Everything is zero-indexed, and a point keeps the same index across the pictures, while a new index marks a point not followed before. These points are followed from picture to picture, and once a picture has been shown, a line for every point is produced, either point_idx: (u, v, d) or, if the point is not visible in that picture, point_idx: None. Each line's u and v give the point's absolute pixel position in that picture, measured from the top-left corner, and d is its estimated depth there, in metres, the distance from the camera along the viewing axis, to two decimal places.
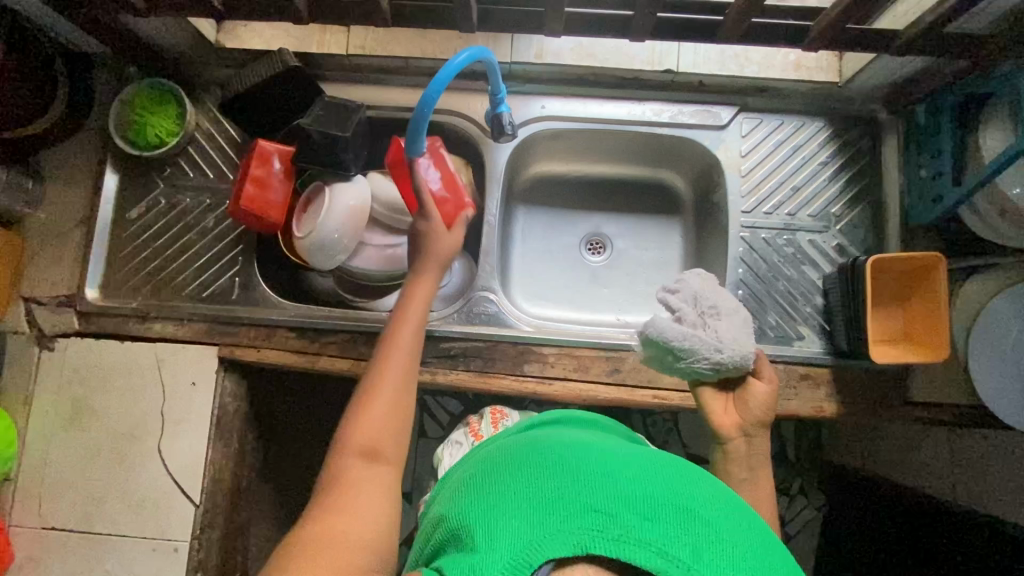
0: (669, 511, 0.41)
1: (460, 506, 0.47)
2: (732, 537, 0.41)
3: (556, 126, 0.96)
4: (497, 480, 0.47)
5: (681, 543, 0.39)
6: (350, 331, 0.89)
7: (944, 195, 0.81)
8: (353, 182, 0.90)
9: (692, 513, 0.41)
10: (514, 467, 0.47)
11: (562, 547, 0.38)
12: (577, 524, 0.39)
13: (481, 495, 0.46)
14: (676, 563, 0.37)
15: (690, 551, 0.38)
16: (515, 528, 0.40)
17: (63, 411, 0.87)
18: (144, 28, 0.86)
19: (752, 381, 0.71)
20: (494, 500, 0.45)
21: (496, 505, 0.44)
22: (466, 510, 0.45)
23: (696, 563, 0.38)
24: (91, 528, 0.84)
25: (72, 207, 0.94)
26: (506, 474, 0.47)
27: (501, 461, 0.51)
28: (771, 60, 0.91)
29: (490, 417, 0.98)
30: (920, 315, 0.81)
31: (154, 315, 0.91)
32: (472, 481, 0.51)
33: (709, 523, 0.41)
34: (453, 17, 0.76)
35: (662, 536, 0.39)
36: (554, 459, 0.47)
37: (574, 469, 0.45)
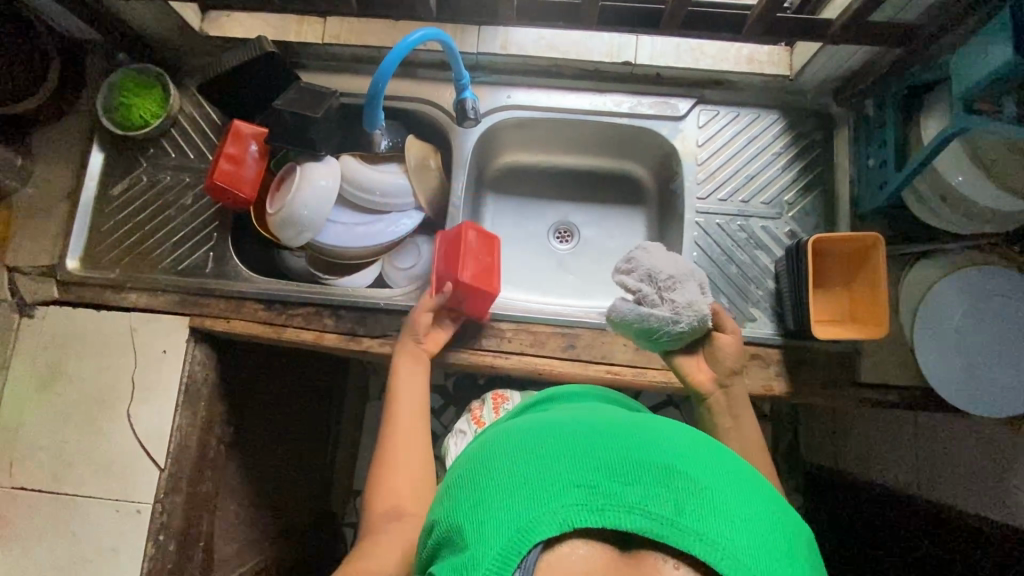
0: (649, 471, 0.42)
1: (447, 502, 0.46)
2: (714, 481, 0.43)
3: (521, 115, 0.99)
4: (477, 468, 0.46)
5: (663, 499, 0.41)
6: (315, 303, 0.93)
7: (888, 181, 0.84)
8: (324, 162, 0.94)
9: (671, 469, 0.43)
10: (491, 452, 0.47)
11: (552, 528, 0.40)
12: (560, 504, 0.41)
13: (464, 488, 0.46)
14: (660, 519, 0.40)
15: (671, 506, 0.40)
16: (504, 520, 0.41)
17: (40, 375, 0.91)
18: (129, 14, 0.91)
19: (717, 335, 0.75)
20: (478, 493, 0.44)
21: (479, 496, 0.43)
22: (454, 506, 0.45)
23: (679, 516, 0.40)
24: (60, 488, 0.88)
25: (57, 182, 0.98)
26: (487, 461, 0.46)
27: (480, 446, 0.50)
28: (724, 54, 0.95)
29: (493, 402, 1.02)
30: (863, 296, 0.83)
31: (130, 286, 0.95)
32: (454, 471, 0.50)
33: (689, 475, 0.43)
34: (413, 4, 0.80)
35: (642, 496, 0.41)
36: (531, 436, 0.47)
37: (552, 443, 0.45)
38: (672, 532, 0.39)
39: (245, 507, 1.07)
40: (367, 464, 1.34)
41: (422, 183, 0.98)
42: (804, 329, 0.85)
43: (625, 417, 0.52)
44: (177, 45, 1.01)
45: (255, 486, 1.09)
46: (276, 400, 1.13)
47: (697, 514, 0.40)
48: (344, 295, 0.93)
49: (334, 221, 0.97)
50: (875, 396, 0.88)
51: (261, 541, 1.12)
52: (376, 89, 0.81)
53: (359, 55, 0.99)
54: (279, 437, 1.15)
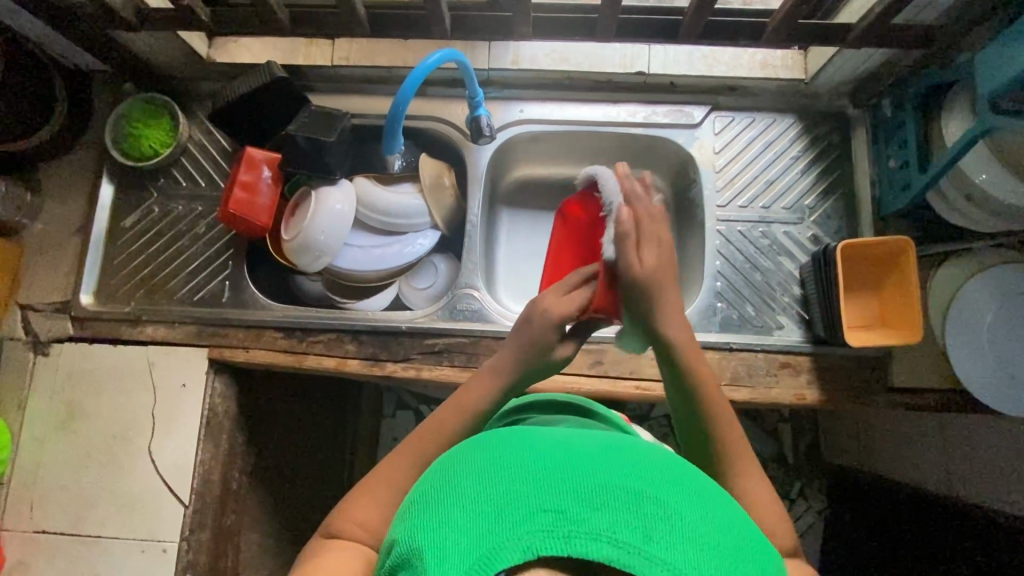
0: (619, 497, 0.40)
1: (409, 523, 0.44)
2: (686, 508, 0.41)
3: (534, 129, 0.98)
4: (442, 489, 0.44)
5: (632, 526, 0.38)
6: (336, 329, 0.91)
7: (912, 182, 0.83)
8: (339, 186, 0.92)
9: (641, 493, 0.40)
10: (459, 473, 0.45)
11: (514, 557, 0.37)
12: (527, 529, 0.38)
13: (427, 509, 0.43)
14: (627, 548, 0.37)
15: (640, 534, 0.38)
16: (466, 547, 0.39)
17: (58, 414, 0.90)
18: (137, 43, 0.90)
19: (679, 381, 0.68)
20: (441, 516, 0.42)
21: (441, 520, 0.41)
22: (416, 526, 0.43)
23: (647, 544, 0.37)
24: (83, 530, 0.86)
25: (67, 216, 0.97)
26: (454, 482, 0.44)
27: (449, 463, 0.48)
28: (738, 60, 0.94)
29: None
30: (896, 299, 0.82)
31: (146, 318, 0.93)
32: (420, 488, 0.48)
33: (659, 501, 0.40)
34: (426, 23, 0.79)
35: (610, 522, 0.38)
36: (499, 455, 0.45)
37: (519, 463, 0.43)
38: (639, 562, 0.36)
39: (265, 538, 1.05)
40: None
41: (437, 203, 0.96)
42: (836, 335, 0.84)
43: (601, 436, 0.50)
44: (184, 73, 0.99)
45: (276, 515, 1.07)
46: (293, 428, 1.11)
47: (667, 542, 0.38)
48: (364, 319, 0.92)
49: (351, 244, 0.96)
50: (909, 401, 0.86)
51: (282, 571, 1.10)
52: (395, 111, 0.80)
53: (369, 75, 0.98)
54: (298, 465, 1.13)
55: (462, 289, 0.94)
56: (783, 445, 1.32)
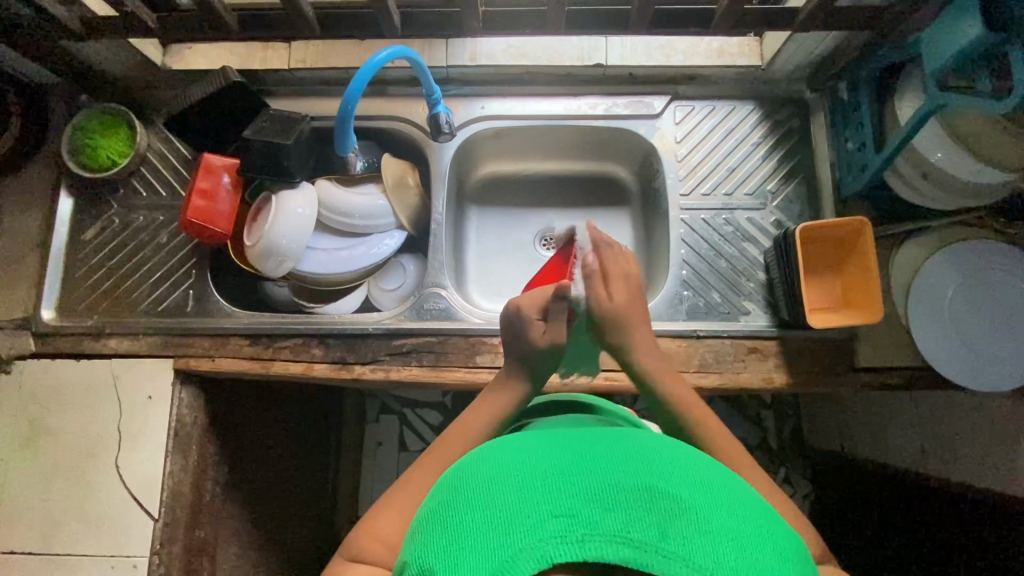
0: (631, 494, 0.41)
1: (417, 543, 0.43)
2: (700, 501, 0.41)
3: (497, 126, 0.98)
4: (450, 503, 0.44)
5: (647, 524, 0.38)
6: (303, 334, 0.91)
7: (868, 163, 0.84)
8: (299, 190, 0.92)
9: (653, 490, 0.41)
10: (466, 486, 0.45)
11: (530, 566, 0.37)
12: (542, 536, 0.38)
13: (436, 525, 0.43)
14: (643, 547, 0.37)
15: (657, 530, 0.38)
16: (482, 559, 0.38)
17: (22, 431, 0.88)
18: (88, 53, 0.89)
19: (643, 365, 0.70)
20: (452, 531, 0.41)
21: (453, 535, 0.41)
22: (424, 544, 0.42)
23: (664, 540, 0.38)
24: (51, 549, 0.85)
25: (26, 231, 0.95)
26: (461, 495, 0.44)
27: (453, 477, 0.48)
28: (695, 49, 0.95)
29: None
30: (855, 280, 0.83)
31: (110, 331, 0.92)
32: (426, 506, 0.47)
33: (672, 496, 0.41)
34: (376, 21, 0.79)
35: (624, 522, 0.38)
36: (506, 464, 0.45)
37: (530, 469, 0.44)
38: (657, 559, 0.37)
39: (244, 549, 1.04)
40: (371, 492, 1.31)
41: (401, 202, 0.96)
42: (799, 318, 0.84)
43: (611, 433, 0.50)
44: (140, 82, 0.99)
45: (255, 524, 1.06)
46: (270, 436, 1.10)
47: (684, 537, 0.38)
48: (330, 323, 0.91)
49: (315, 248, 0.95)
50: (876, 381, 0.87)
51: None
52: (345, 110, 0.79)
53: (328, 77, 0.97)
54: (276, 474, 1.13)
55: (429, 288, 0.93)
56: (765, 432, 1.32)
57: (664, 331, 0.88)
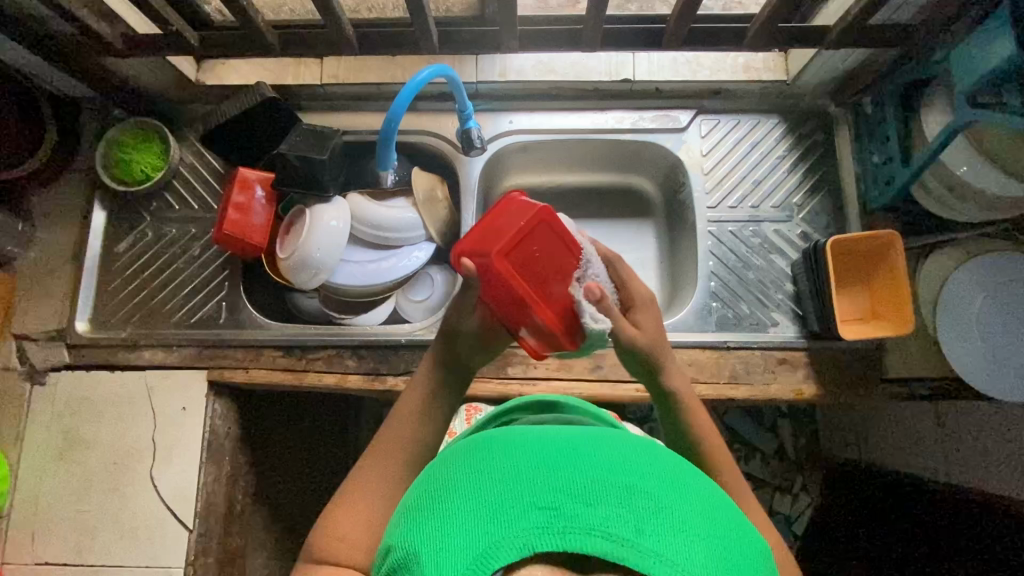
0: (611, 490, 0.40)
1: (406, 527, 0.44)
2: (678, 501, 0.41)
3: (525, 139, 0.99)
4: (437, 492, 0.45)
5: (623, 519, 0.38)
6: (336, 345, 0.92)
7: (896, 177, 0.85)
8: (333, 203, 0.93)
9: (632, 487, 0.41)
10: (453, 476, 0.45)
11: (511, 554, 0.37)
12: (521, 527, 0.38)
13: (422, 513, 0.44)
14: (620, 541, 0.37)
15: (633, 526, 0.38)
16: (462, 547, 0.39)
17: (57, 442, 0.89)
18: (126, 69, 0.90)
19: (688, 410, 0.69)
20: (439, 518, 0.42)
21: (438, 524, 0.41)
22: (412, 530, 0.43)
23: (639, 536, 0.37)
24: (86, 560, 0.85)
25: (59, 243, 0.97)
26: (448, 485, 0.45)
27: (441, 468, 0.48)
28: (721, 64, 0.96)
29: (465, 413, 0.89)
30: (883, 293, 0.84)
31: (143, 343, 0.93)
32: (416, 492, 0.48)
33: (651, 495, 0.40)
34: (413, 39, 0.81)
35: (601, 517, 0.38)
36: (492, 457, 0.45)
37: (515, 464, 0.43)
38: (632, 554, 0.36)
39: (271, 559, 1.04)
40: None
41: (431, 215, 0.97)
42: (829, 329, 0.85)
43: (596, 431, 0.50)
44: (173, 97, 1.00)
45: (282, 536, 1.07)
46: (296, 447, 1.10)
47: (660, 534, 0.38)
48: (364, 334, 0.92)
49: (348, 260, 0.96)
50: (905, 391, 0.87)
51: None
52: (387, 127, 0.81)
53: (359, 92, 0.99)
54: (300, 486, 1.13)
55: None
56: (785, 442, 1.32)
57: (694, 343, 0.89)
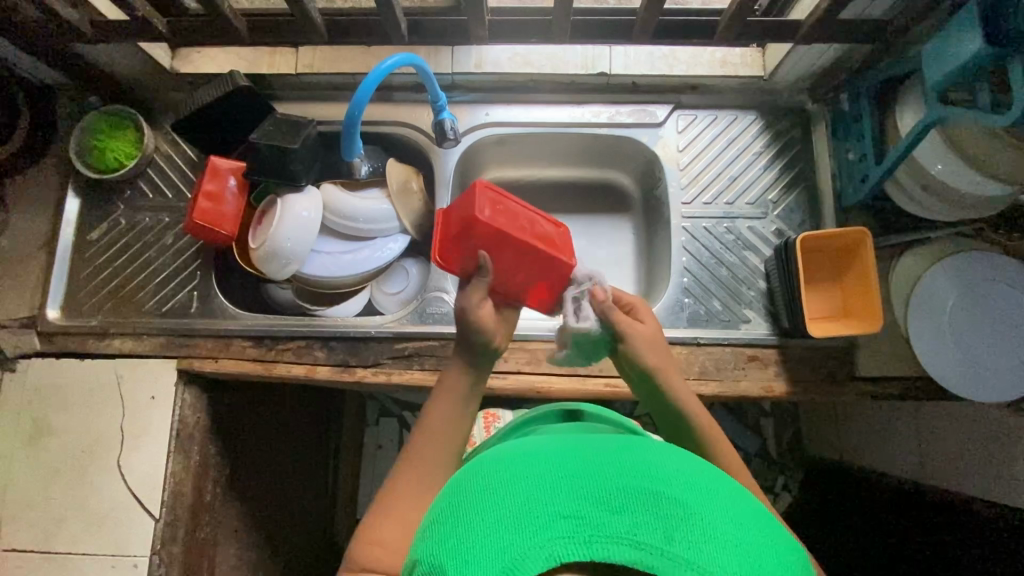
0: (637, 497, 0.40)
1: (427, 541, 0.44)
2: (703, 505, 0.41)
3: (501, 132, 0.99)
4: (458, 504, 0.44)
5: (652, 527, 0.38)
6: (305, 337, 0.91)
7: (869, 174, 0.85)
8: (305, 192, 0.92)
9: (658, 494, 0.41)
10: (472, 487, 0.45)
11: (539, 565, 0.37)
12: (550, 536, 0.38)
13: (445, 524, 0.43)
14: (650, 549, 0.37)
15: (662, 534, 0.38)
16: (488, 561, 0.38)
17: (25, 429, 0.89)
18: (97, 55, 0.90)
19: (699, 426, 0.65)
20: (461, 530, 0.41)
21: (461, 536, 0.41)
22: (433, 544, 0.42)
23: (670, 544, 0.38)
24: (52, 547, 0.85)
25: (33, 231, 0.96)
26: (469, 496, 0.44)
27: (461, 478, 0.48)
28: (697, 59, 0.95)
29: (483, 421, 0.96)
30: (855, 290, 0.84)
31: (113, 331, 0.93)
32: (437, 506, 0.47)
33: (678, 501, 0.41)
34: (383, 29, 0.80)
35: (629, 524, 0.38)
36: (515, 466, 0.45)
37: (538, 473, 0.43)
38: (663, 562, 0.37)
39: (244, 549, 1.04)
40: (369, 494, 1.32)
41: (405, 207, 0.97)
42: (799, 327, 0.84)
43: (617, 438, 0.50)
44: (148, 85, 0.99)
45: (255, 526, 1.07)
46: (270, 437, 1.10)
47: (689, 541, 0.38)
48: (333, 325, 0.91)
49: (319, 251, 0.95)
50: (876, 390, 0.87)
51: None
52: (352, 116, 0.80)
53: (334, 83, 0.98)
54: (276, 475, 1.13)
55: (431, 292, 0.94)
56: (764, 440, 1.32)
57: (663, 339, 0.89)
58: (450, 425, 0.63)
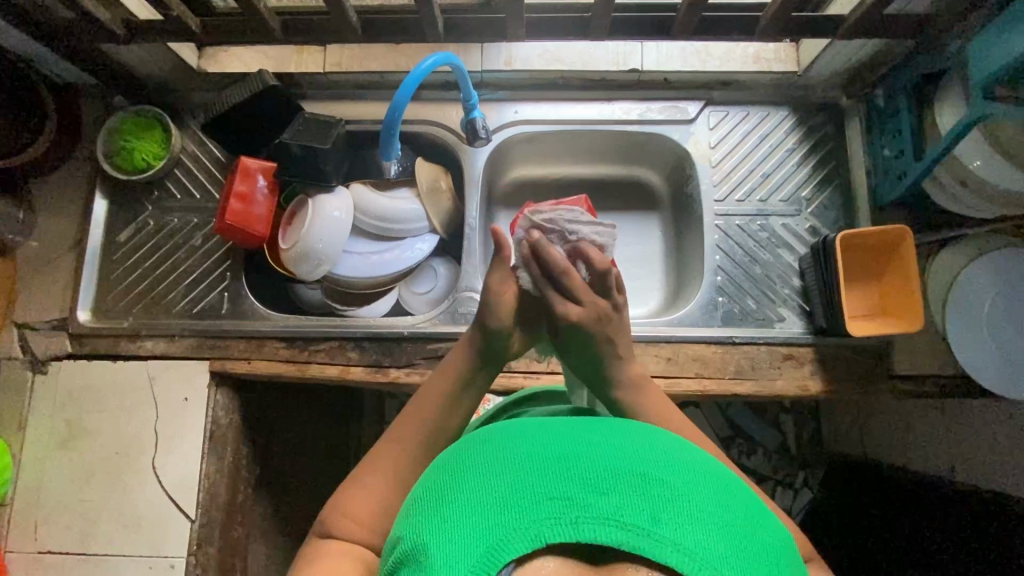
0: (625, 479, 0.40)
1: (412, 519, 0.43)
2: (691, 487, 0.41)
3: (529, 130, 0.98)
4: (445, 482, 0.44)
5: (639, 508, 0.38)
6: (338, 337, 0.91)
7: (908, 171, 0.84)
8: (336, 193, 0.91)
9: (647, 476, 0.40)
10: (460, 466, 0.45)
11: (522, 547, 0.37)
12: (533, 517, 0.38)
13: (429, 505, 0.43)
14: (636, 530, 0.37)
15: (649, 515, 0.37)
16: (473, 540, 0.38)
17: (59, 432, 0.89)
18: (125, 55, 0.89)
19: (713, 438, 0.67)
20: (447, 510, 0.41)
21: (445, 515, 0.41)
22: (420, 522, 0.42)
23: (656, 525, 0.37)
24: (88, 548, 0.85)
25: (60, 232, 0.96)
26: (457, 475, 0.44)
27: (449, 459, 0.48)
28: (731, 54, 0.94)
29: (474, 404, 0.95)
30: (893, 288, 0.83)
31: (145, 333, 0.93)
32: (421, 485, 0.47)
33: (667, 484, 0.40)
34: (417, 26, 0.79)
35: (616, 506, 0.38)
36: (501, 447, 0.45)
37: (524, 454, 0.43)
38: (649, 543, 0.36)
39: (274, 548, 1.05)
40: None
41: (435, 206, 0.96)
42: (837, 325, 0.84)
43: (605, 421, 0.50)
44: (174, 85, 0.99)
45: (286, 527, 1.07)
46: (297, 436, 1.10)
47: (677, 523, 0.37)
48: (366, 326, 0.91)
49: (350, 251, 0.95)
50: (912, 388, 0.87)
51: None
52: (391, 116, 0.80)
53: (362, 81, 0.97)
54: (305, 476, 1.13)
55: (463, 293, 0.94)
56: (786, 436, 1.32)
57: (700, 338, 0.88)
58: (434, 404, 0.66)
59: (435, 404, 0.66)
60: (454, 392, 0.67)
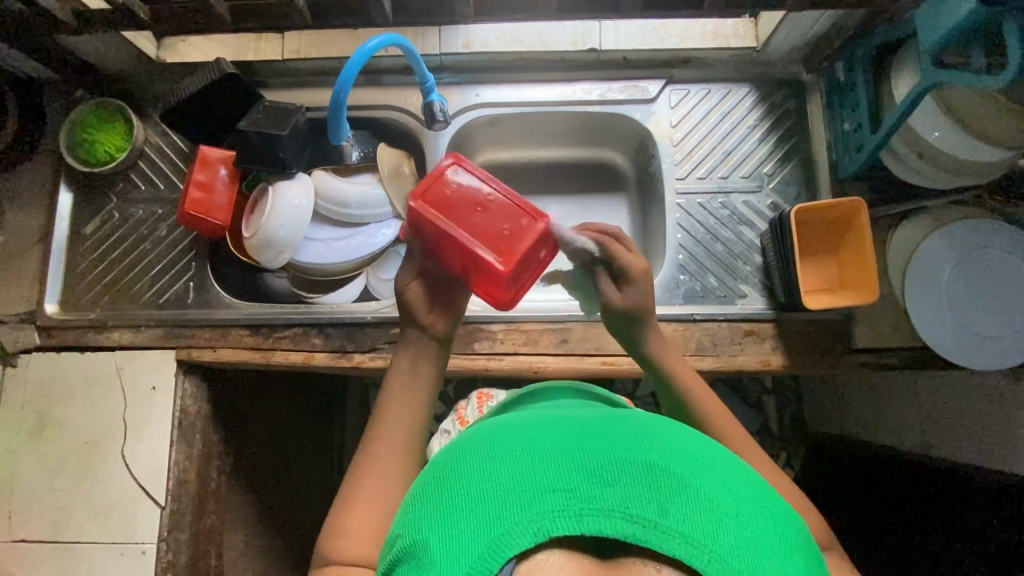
0: (629, 470, 0.40)
1: (412, 516, 0.44)
2: (697, 476, 0.41)
3: (491, 113, 0.98)
4: (443, 475, 0.44)
5: (646, 500, 0.39)
6: (301, 324, 0.92)
7: (864, 144, 0.84)
8: (296, 180, 0.91)
9: (652, 467, 0.41)
10: (459, 459, 0.45)
11: (527, 541, 0.37)
12: (539, 510, 0.38)
13: (430, 499, 0.43)
14: (642, 522, 0.38)
15: (655, 507, 0.38)
16: (475, 534, 0.39)
17: (29, 423, 0.90)
18: (82, 47, 0.89)
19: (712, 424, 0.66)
20: (447, 506, 0.41)
21: (446, 511, 0.41)
22: (421, 517, 0.42)
23: (663, 517, 0.38)
24: (61, 537, 0.86)
25: (27, 227, 0.96)
26: (456, 468, 0.44)
27: (448, 452, 0.48)
28: (689, 31, 0.94)
29: (477, 400, 0.98)
30: (851, 260, 0.83)
31: (112, 324, 0.94)
32: (419, 480, 0.47)
33: (672, 473, 0.41)
34: (365, 9, 0.79)
35: (622, 498, 0.39)
36: (502, 438, 0.45)
37: (526, 445, 0.43)
38: (655, 535, 0.37)
39: (252, 535, 1.06)
40: None
41: (398, 192, 0.96)
42: (794, 300, 0.84)
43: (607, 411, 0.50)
44: (135, 76, 0.99)
45: (262, 514, 1.09)
46: (270, 425, 1.11)
47: (683, 514, 0.38)
48: (327, 312, 0.92)
49: (313, 238, 0.95)
50: (874, 361, 0.87)
51: (275, 567, 1.12)
52: (338, 99, 0.80)
53: (322, 68, 0.97)
54: (280, 464, 1.14)
55: None
56: (765, 416, 1.32)
57: (660, 316, 0.89)
58: (401, 417, 0.65)
59: (401, 416, 0.65)
60: (418, 398, 0.67)
